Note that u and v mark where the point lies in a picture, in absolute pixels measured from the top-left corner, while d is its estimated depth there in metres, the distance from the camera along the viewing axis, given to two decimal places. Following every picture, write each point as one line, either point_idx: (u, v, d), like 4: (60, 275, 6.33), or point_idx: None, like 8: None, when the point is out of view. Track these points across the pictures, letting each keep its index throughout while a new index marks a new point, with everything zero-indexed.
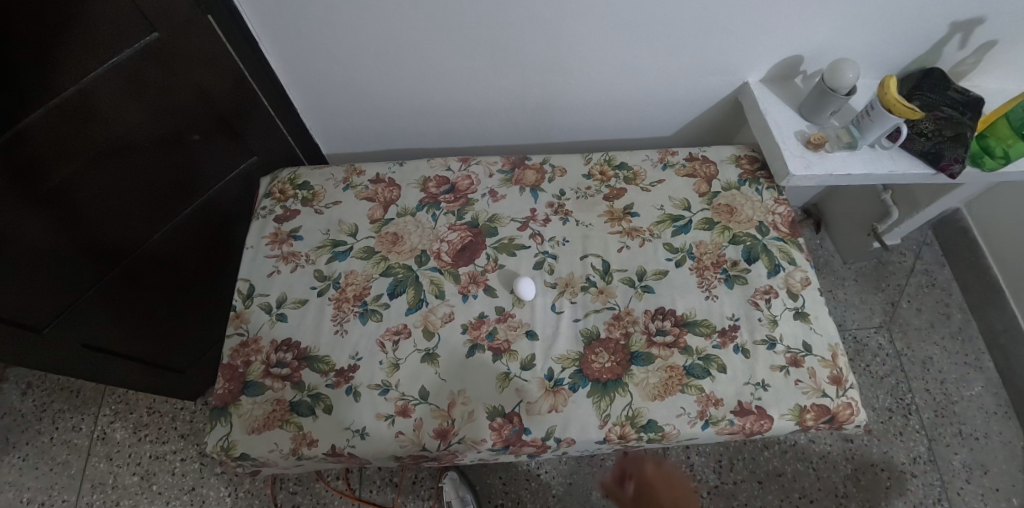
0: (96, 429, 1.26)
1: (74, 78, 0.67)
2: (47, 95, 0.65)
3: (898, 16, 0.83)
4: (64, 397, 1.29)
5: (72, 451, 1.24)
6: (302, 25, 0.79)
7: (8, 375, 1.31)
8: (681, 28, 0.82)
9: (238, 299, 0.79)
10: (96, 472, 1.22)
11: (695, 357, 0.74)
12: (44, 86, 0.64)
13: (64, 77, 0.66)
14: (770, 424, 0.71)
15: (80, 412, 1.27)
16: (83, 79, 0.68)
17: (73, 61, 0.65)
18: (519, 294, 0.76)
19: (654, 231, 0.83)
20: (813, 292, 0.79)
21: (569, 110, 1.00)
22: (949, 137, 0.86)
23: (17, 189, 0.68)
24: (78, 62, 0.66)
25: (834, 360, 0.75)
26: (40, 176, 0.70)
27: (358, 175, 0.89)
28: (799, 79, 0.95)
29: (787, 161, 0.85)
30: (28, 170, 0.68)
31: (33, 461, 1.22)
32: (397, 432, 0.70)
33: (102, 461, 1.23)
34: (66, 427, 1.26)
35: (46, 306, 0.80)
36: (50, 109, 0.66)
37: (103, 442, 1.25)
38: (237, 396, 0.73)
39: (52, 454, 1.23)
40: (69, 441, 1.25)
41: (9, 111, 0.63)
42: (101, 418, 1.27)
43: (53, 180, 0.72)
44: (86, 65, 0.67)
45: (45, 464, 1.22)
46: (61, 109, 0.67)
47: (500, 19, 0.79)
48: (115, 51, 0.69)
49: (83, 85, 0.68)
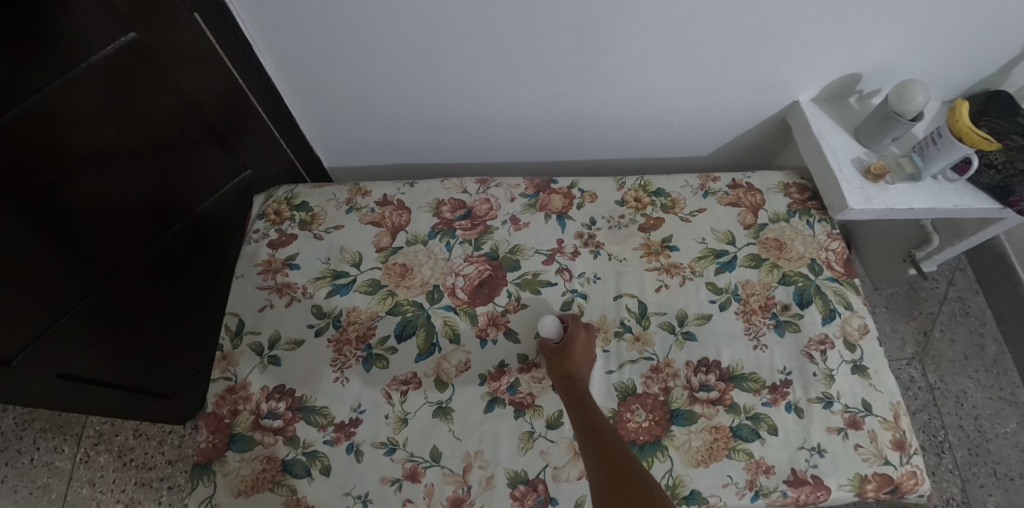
0: (79, 451, 1.16)
1: (43, 78, 0.57)
2: (14, 99, 0.55)
3: (975, 33, 0.74)
4: (45, 415, 1.19)
5: (54, 474, 1.14)
6: (303, 27, 0.70)
7: None
8: (740, 38, 0.73)
9: (226, 338, 0.70)
10: (77, 498, 1.12)
11: (743, 417, 0.66)
12: (6, 90, 0.54)
13: (31, 78, 0.56)
14: (827, 495, 0.63)
15: (62, 432, 1.18)
16: (55, 80, 0.58)
17: (36, 60, 0.55)
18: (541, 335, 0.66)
19: (696, 268, 0.74)
20: (872, 342, 0.71)
21: (601, 127, 0.90)
22: (1021, 169, 0.77)
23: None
24: (42, 66, 0.56)
25: (897, 421, 0.67)
26: (13, 191, 0.61)
27: (362, 195, 0.80)
28: (854, 99, 0.86)
29: (844, 193, 0.76)
30: (5, 182, 0.59)
31: (11, 484, 1.12)
32: (405, 500, 0.60)
33: (85, 486, 1.13)
34: (47, 449, 1.16)
35: (16, 337, 0.70)
36: (20, 115, 0.56)
37: (86, 465, 1.15)
38: (223, 451, 0.64)
39: (31, 477, 1.13)
40: (49, 463, 1.15)
41: None
42: (85, 439, 1.17)
43: (29, 194, 0.62)
44: (56, 66, 0.57)
45: (24, 488, 1.12)
46: (29, 115, 0.57)
47: (530, 26, 0.70)
48: (91, 49, 0.59)
49: (54, 87, 0.58)
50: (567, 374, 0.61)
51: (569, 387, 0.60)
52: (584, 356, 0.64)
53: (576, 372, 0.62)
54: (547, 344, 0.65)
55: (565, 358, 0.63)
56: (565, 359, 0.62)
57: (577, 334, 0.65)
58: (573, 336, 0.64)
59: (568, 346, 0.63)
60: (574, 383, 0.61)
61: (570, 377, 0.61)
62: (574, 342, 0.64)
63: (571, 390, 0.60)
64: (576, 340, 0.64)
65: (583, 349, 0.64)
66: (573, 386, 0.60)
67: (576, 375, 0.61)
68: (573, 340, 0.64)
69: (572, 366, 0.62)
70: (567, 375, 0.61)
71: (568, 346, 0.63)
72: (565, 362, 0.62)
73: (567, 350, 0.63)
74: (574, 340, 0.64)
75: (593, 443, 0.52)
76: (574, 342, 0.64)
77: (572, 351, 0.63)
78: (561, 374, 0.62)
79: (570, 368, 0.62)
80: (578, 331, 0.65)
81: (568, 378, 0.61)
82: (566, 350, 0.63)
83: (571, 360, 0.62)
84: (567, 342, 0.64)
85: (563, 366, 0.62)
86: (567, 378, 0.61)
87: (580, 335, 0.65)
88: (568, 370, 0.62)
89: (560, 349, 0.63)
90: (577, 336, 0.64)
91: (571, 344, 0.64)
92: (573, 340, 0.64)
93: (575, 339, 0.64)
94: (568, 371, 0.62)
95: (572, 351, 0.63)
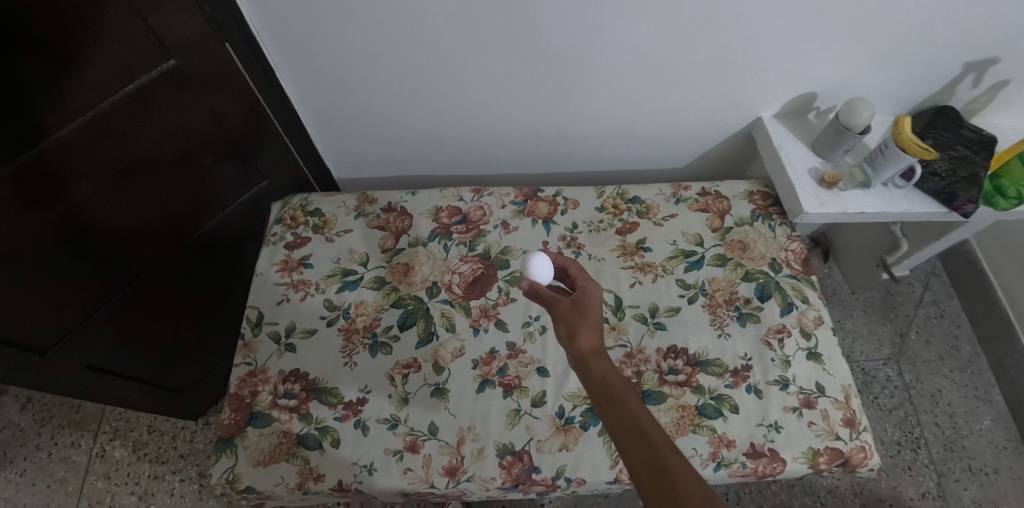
0: (95, 446, 1.22)
1: (85, 106, 0.65)
2: (66, 118, 0.64)
3: (915, 56, 0.84)
4: (63, 412, 1.25)
5: (70, 468, 1.20)
6: (322, 54, 0.79)
7: (7, 388, 1.27)
8: (703, 62, 0.83)
9: (247, 328, 0.78)
10: (93, 490, 1.18)
11: (708, 397, 0.73)
12: (60, 110, 0.63)
13: (76, 106, 0.64)
14: (783, 467, 0.71)
15: (80, 428, 1.24)
16: (93, 109, 0.66)
17: (89, 85, 0.64)
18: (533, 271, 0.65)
19: (667, 267, 0.83)
20: (826, 332, 0.79)
21: (583, 141, 1.00)
22: (963, 177, 0.86)
23: (33, 211, 0.67)
24: (91, 90, 0.64)
25: (848, 402, 0.75)
26: (53, 199, 0.69)
27: (369, 203, 0.89)
28: (813, 115, 0.95)
29: (801, 200, 0.85)
30: (48, 188, 0.67)
31: (30, 477, 1.18)
32: (405, 468, 0.69)
33: (101, 480, 1.19)
34: (64, 444, 1.22)
35: (49, 330, 0.79)
36: (68, 132, 0.65)
37: (102, 460, 1.21)
38: (243, 428, 0.72)
39: (49, 471, 1.19)
40: (66, 457, 1.21)
41: (24, 138, 0.61)
42: (101, 435, 1.23)
43: (67, 202, 0.70)
44: (97, 96, 0.66)
45: (42, 481, 1.18)
46: (76, 132, 0.66)
47: (518, 52, 0.80)
48: (128, 80, 0.68)
49: (92, 114, 0.66)
50: (593, 350, 0.54)
51: (594, 362, 0.53)
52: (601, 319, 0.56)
53: (598, 344, 0.54)
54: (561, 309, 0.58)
55: (588, 329, 0.55)
56: (586, 330, 0.55)
57: (594, 299, 0.57)
58: (590, 302, 0.57)
59: (590, 317, 0.56)
60: (599, 359, 0.53)
61: (594, 350, 0.54)
62: (592, 310, 0.56)
63: (597, 365, 0.53)
64: (595, 308, 0.57)
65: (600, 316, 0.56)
66: (599, 363, 0.53)
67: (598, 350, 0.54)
68: (591, 309, 0.56)
69: (593, 337, 0.55)
70: (592, 350, 0.54)
71: (588, 317, 0.56)
72: (589, 333, 0.55)
73: (590, 320, 0.56)
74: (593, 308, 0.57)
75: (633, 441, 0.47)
76: (592, 308, 0.56)
77: (593, 322, 0.56)
78: (588, 349, 0.54)
79: (592, 340, 0.54)
80: (592, 294, 0.58)
81: (592, 352, 0.54)
82: (586, 321, 0.56)
83: (592, 331, 0.55)
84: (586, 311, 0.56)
85: (589, 338, 0.55)
86: (591, 351, 0.54)
87: (596, 300, 0.57)
88: (593, 341, 0.54)
89: (581, 318, 0.56)
90: (594, 303, 0.57)
91: (592, 313, 0.56)
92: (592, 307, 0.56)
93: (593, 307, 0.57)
94: (591, 344, 0.54)
95: (593, 323, 0.56)
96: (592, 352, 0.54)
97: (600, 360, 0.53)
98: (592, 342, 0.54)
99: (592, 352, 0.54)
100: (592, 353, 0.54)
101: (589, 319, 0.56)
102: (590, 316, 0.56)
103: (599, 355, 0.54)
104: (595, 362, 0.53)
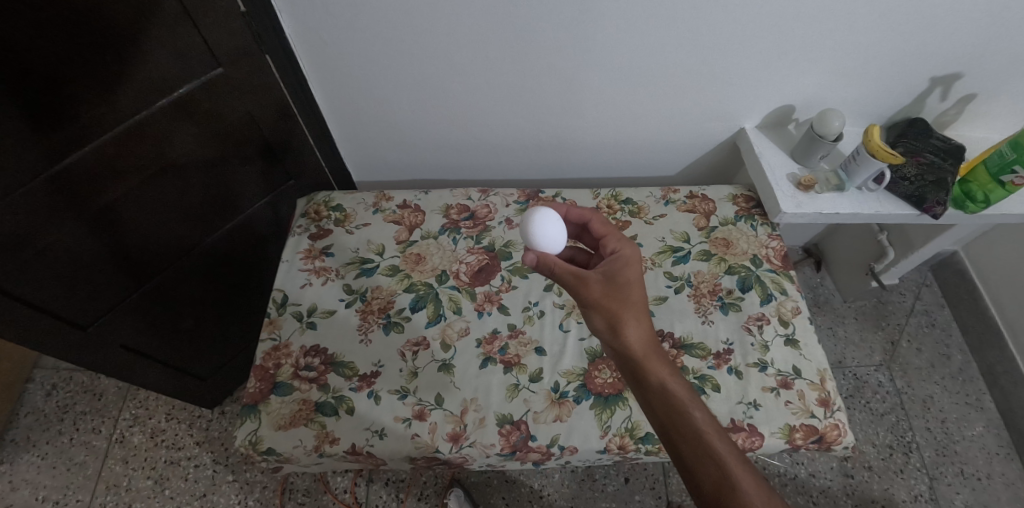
0: (114, 432, 1.29)
1: (139, 107, 0.74)
2: (124, 118, 0.74)
3: (882, 72, 0.92)
4: (87, 400, 1.32)
5: (90, 452, 1.26)
6: (350, 66, 0.90)
7: (34, 376, 1.35)
8: (687, 78, 0.92)
9: (273, 308, 0.87)
10: (111, 473, 1.24)
11: (691, 376, 0.80)
12: (119, 111, 0.73)
13: (130, 106, 0.73)
14: (761, 441, 0.76)
15: (101, 415, 1.31)
16: (146, 110, 0.75)
17: (145, 88, 0.73)
18: (541, 227, 0.70)
19: (656, 261, 0.91)
20: (803, 321, 0.85)
21: (581, 149, 1.09)
22: (931, 181, 0.93)
23: (87, 200, 0.76)
24: (146, 93, 0.74)
25: (823, 384, 0.80)
26: (104, 191, 0.77)
27: (386, 201, 0.98)
28: (793, 126, 1.04)
29: (779, 201, 0.93)
30: (105, 180, 0.76)
31: (51, 460, 1.25)
32: (413, 434, 0.76)
33: (119, 464, 1.25)
34: (85, 429, 1.29)
35: (91, 308, 0.87)
36: (125, 130, 0.75)
37: (121, 445, 1.27)
38: (267, 396, 0.79)
39: (70, 455, 1.26)
40: (87, 442, 1.27)
41: (82, 134, 0.70)
42: (121, 422, 1.30)
43: (116, 193, 0.79)
44: (141, 101, 0.74)
45: (62, 464, 1.24)
46: (130, 130, 0.75)
47: (522, 68, 0.89)
48: (179, 85, 0.77)
49: (146, 115, 0.75)
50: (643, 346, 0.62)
51: (645, 359, 0.61)
52: (645, 303, 0.63)
53: (646, 339, 0.62)
54: (601, 296, 0.63)
55: (637, 324, 0.62)
56: (634, 325, 0.62)
57: (637, 290, 0.64)
58: (631, 291, 0.63)
59: (637, 310, 0.62)
60: (649, 355, 0.62)
61: (643, 344, 0.62)
62: (638, 303, 0.63)
63: (648, 360, 0.61)
64: (638, 298, 0.63)
65: (643, 309, 0.63)
66: (648, 359, 0.61)
67: (646, 346, 0.62)
68: (635, 302, 0.63)
69: (639, 330, 0.62)
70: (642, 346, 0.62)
71: (634, 311, 0.62)
72: (638, 326, 0.62)
73: (637, 312, 0.62)
74: (637, 300, 0.63)
75: (683, 435, 0.58)
76: (632, 300, 0.63)
77: (641, 315, 0.63)
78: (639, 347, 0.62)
79: (640, 335, 0.62)
80: (626, 271, 0.65)
81: (641, 348, 0.62)
82: (634, 315, 0.62)
83: (638, 324, 0.62)
84: (633, 306, 0.62)
85: (637, 333, 0.62)
86: (642, 346, 0.62)
87: (637, 290, 0.64)
88: (642, 336, 0.62)
89: (630, 314, 0.62)
90: (637, 293, 0.63)
91: (638, 308, 0.62)
92: (637, 300, 0.63)
93: (637, 294, 0.63)
94: (642, 337, 0.62)
95: (639, 314, 0.62)
96: (642, 348, 0.62)
97: (650, 355, 0.61)
98: (640, 336, 0.62)
99: (641, 347, 0.62)
100: (641, 350, 0.62)
101: (637, 311, 0.62)
102: (636, 308, 0.62)
103: (649, 350, 0.62)
104: (646, 357, 0.62)
